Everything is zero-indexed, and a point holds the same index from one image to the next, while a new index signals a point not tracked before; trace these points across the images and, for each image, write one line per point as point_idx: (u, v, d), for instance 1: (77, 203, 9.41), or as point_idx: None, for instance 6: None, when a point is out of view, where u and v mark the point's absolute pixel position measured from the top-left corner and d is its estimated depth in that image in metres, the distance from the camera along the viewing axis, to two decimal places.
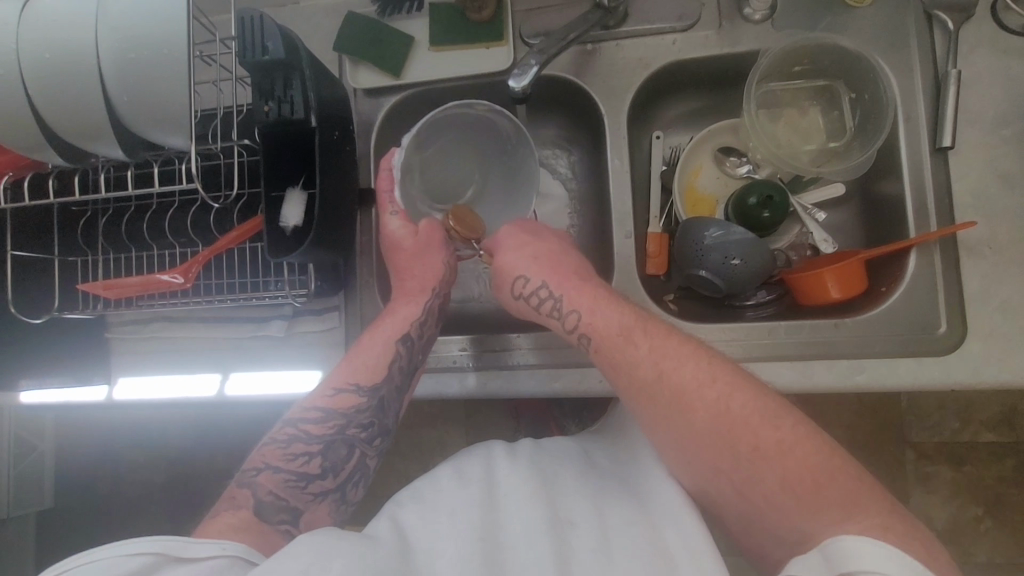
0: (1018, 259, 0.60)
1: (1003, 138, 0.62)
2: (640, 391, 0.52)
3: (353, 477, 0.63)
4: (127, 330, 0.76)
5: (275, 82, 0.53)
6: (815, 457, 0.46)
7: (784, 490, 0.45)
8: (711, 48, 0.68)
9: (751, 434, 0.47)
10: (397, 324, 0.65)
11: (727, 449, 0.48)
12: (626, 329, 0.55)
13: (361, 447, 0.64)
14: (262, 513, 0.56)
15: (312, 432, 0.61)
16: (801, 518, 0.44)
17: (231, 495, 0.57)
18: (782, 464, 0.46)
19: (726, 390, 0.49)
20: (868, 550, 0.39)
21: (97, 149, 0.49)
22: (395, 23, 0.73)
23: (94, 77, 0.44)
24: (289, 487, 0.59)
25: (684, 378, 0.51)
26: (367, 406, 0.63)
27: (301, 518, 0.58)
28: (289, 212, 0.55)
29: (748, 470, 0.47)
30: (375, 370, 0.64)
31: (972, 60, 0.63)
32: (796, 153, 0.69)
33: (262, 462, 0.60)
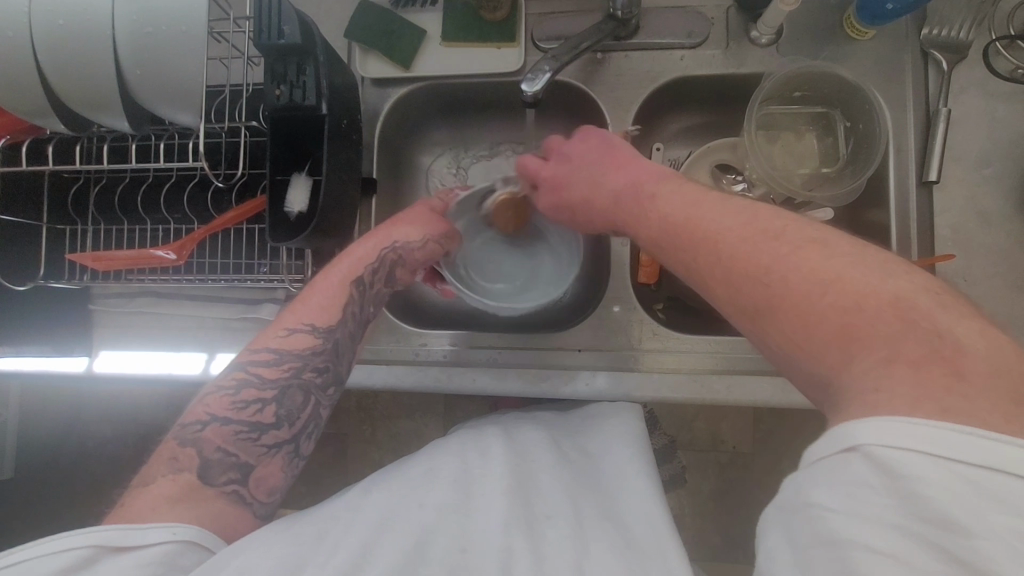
0: (989, 293, 0.64)
1: (985, 176, 0.65)
2: (650, 238, 0.51)
3: (308, 428, 0.59)
4: (112, 303, 0.75)
5: (288, 66, 0.53)
6: (877, 306, 0.35)
7: (833, 304, 0.36)
8: (718, 67, 0.70)
9: (820, 264, 0.37)
10: (356, 263, 0.64)
11: (750, 248, 0.41)
12: (661, 226, 0.49)
13: (316, 394, 0.60)
14: (206, 473, 0.52)
15: (264, 376, 0.58)
16: (824, 370, 0.36)
17: (172, 455, 0.52)
18: (838, 270, 0.37)
19: (746, 223, 0.43)
20: (900, 426, 0.30)
21: (103, 120, 0.48)
22: (408, 15, 0.73)
23: (107, 47, 0.44)
24: (239, 440, 0.54)
25: (702, 220, 0.45)
26: (322, 349, 0.60)
27: (250, 475, 0.54)
28: (294, 197, 0.55)
29: (782, 257, 0.39)
30: (333, 311, 0.61)
31: (961, 100, 0.66)
32: (791, 176, 0.71)
33: (206, 414, 0.55)
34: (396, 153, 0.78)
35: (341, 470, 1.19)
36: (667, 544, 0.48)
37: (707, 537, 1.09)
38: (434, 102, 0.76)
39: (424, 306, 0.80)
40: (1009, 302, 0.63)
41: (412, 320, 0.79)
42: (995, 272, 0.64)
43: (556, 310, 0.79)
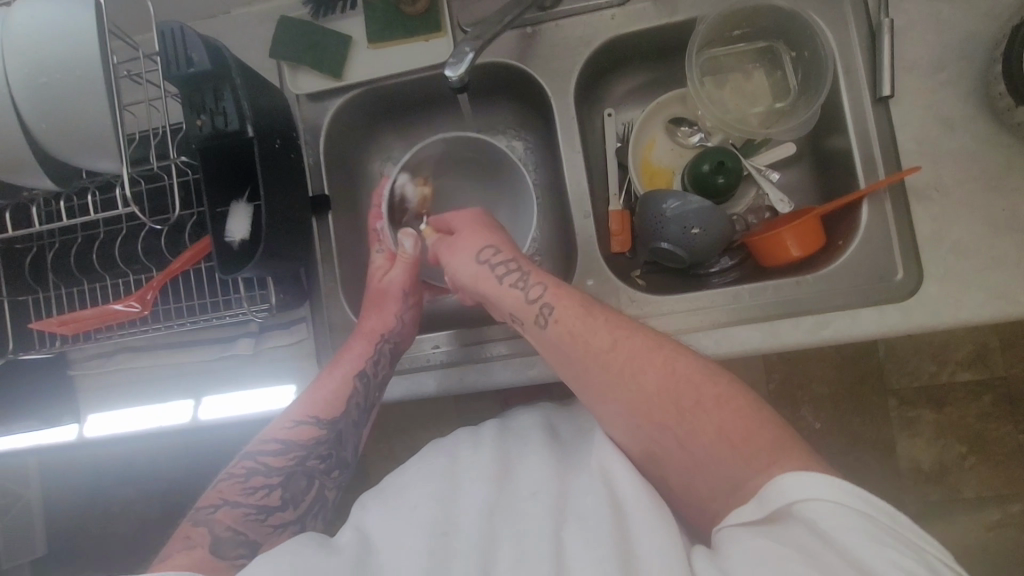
0: (965, 200, 0.62)
1: (941, 81, 0.63)
2: (585, 355, 0.53)
3: (313, 509, 0.64)
4: (91, 365, 0.75)
5: (206, 95, 0.52)
6: (731, 412, 0.48)
7: (714, 415, 0.48)
8: (650, 20, 0.68)
9: (686, 390, 0.50)
10: (350, 362, 0.66)
11: (630, 381, 0.52)
12: (614, 341, 0.53)
13: (321, 477, 0.65)
14: (219, 550, 0.56)
15: (272, 464, 0.63)
16: (731, 466, 0.46)
17: (188, 534, 0.57)
18: (692, 390, 0.50)
19: (612, 345, 0.53)
20: (812, 485, 0.41)
21: (25, 182, 0.47)
22: (330, 24, 0.71)
23: (9, 108, 0.43)
24: (248, 520, 0.59)
25: (635, 347, 0.53)
26: (325, 438, 0.65)
27: (259, 550, 0.58)
28: (236, 226, 0.54)
29: (661, 381, 0.51)
30: (332, 406, 0.65)
31: (903, 7, 0.64)
32: (744, 117, 0.70)
33: (220, 498, 0.61)
34: (347, 164, 0.76)
35: (361, 491, 1.18)
36: (642, 497, 0.46)
37: None
38: (374, 107, 0.75)
39: None
40: (987, 205, 0.61)
41: None
42: (967, 177, 0.62)
43: None
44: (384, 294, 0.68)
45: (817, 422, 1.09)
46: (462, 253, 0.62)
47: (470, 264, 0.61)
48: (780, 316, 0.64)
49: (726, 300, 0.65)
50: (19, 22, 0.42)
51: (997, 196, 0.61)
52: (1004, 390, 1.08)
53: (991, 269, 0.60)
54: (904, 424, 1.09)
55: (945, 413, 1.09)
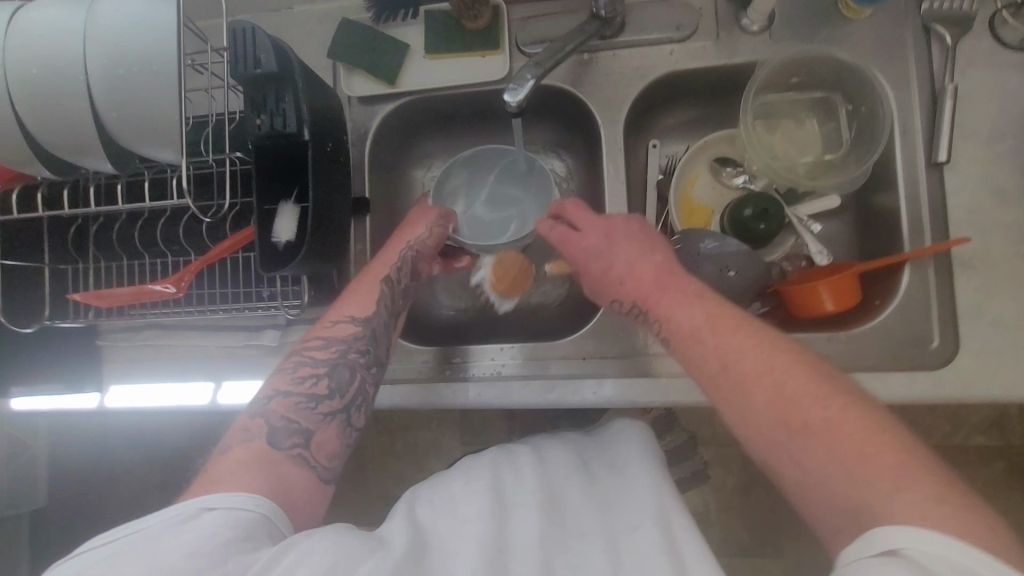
0: (1012, 274, 0.61)
1: (1000, 152, 0.62)
2: (682, 337, 0.52)
3: (360, 399, 0.60)
4: (119, 338, 0.76)
5: (267, 95, 0.53)
6: (846, 439, 0.41)
7: (811, 445, 0.43)
8: (709, 59, 0.67)
9: (803, 400, 0.44)
10: (377, 267, 0.66)
11: (738, 396, 0.47)
12: (703, 326, 0.51)
13: (363, 370, 0.60)
14: (274, 439, 0.53)
15: (318, 356, 0.60)
16: (844, 497, 0.40)
17: (245, 426, 0.54)
18: (803, 408, 0.44)
19: (717, 377, 0.49)
20: (910, 535, 0.36)
21: (86, 163, 0.48)
22: (390, 30, 0.72)
23: (83, 94, 0.44)
24: (299, 409, 0.55)
25: (734, 346, 0.49)
26: (363, 334, 0.62)
27: (312, 439, 0.55)
28: (282, 227, 0.55)
29: (769, 412, 0.45)
30: (365, 303, 0.63)
31: (969, 73, 0.63)
32: (793, 165, 0.69)
33: (272, 389, 0.57)
34: (388, 168, 0.77)
35: (359, 484, 1.19)
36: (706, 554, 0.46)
37: (735, 535, 1.07)
38: (422, 114, 0.75)
39: (426, 320, 0.79)
40: None
41: (414, 336, 0.77)
42: (1016, 252, 0.61)
43: (558, 316, 0.78)
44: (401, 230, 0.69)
45: None
46: (592, 240, 0.61)
47: (603, 272, 0.61)
48: None
49: None
50: (102, 11, 0.43)
51: None
52: None
53: None
54: None
55: None
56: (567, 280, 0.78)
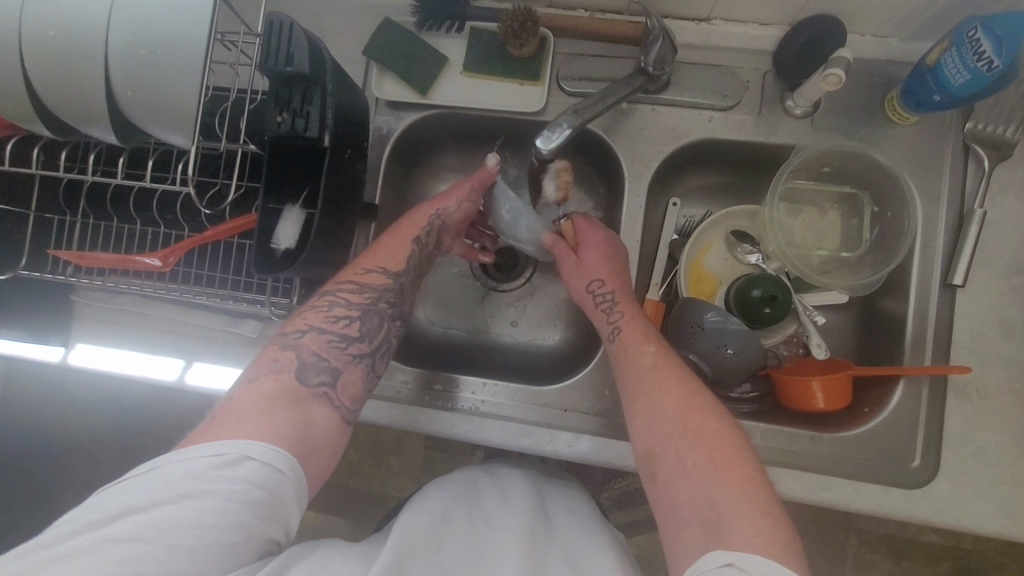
0: (1002, 409, 0.61)
1: (1013, 285, 0.62)
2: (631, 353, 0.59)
3: (384, 348, 0.61)
4: (93, 298, 0.73)
5: (294, 93, 0.50)
6: (718, 448, 0.51)
7: (694, 446, 0.51)
8: (746, 134, 0.66)
9: (715, 434, 0.52)
10: (409, 225, 0.66)
11: (664, 409, 0.54)
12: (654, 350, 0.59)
13: (390, 320, 0.62)
14: (304, 374, 0.54)
15: (351, 299, 0.60)
16: (718, 518, 0.47)
17: (274, 356, 0.55)
18: (710, 436, 0.52)
19: (651, 390, 0.56)
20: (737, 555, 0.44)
21: (90, 131, 0.46)
22: (431, 39, 0.70)
23: (99, 65, 0.41)
24: (331, 347, 0.56)
25: (676, 375, 0.56)
26: (393, 287, 0.62)
27: (338, 380, 0.56)
28: (284, 233, 0.53)
29: (667, 415, 0.54)
30: (399, 257, 0.63)
31: (999, 201, 0.62)
32: (807, 256, 0.68)
33: (304, 323, 0.57)
34: (403, 175, 0.75)
35: None
36: None
37: None
38: (448, 128, 0.73)
39: (413, 335, 0.77)
40: (1020, 420, 0.60)
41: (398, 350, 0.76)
42: (1011, 387, 0.61)
43: (546, 358, 0.76)
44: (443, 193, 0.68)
45: None
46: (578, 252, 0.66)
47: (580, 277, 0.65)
48: (787, 466, 0.62)
49: None
50: None
51: None
52: (964, 563, 1.08)
53: (1006, 485, 0.59)
54: (859, 567, 1.09)
55: (901, 568, 1.09)
56: (561, 322, 0.77)
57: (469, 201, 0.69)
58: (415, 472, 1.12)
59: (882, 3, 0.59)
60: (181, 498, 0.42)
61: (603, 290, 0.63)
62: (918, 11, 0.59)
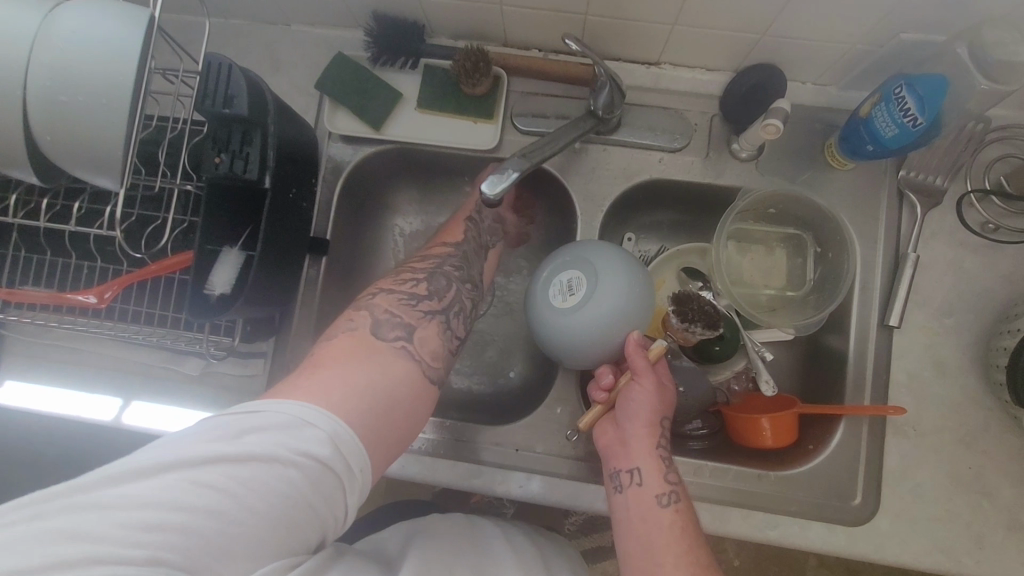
0: (937, 447, 0.63)
1: (945, 326, 0.64)
2: (672, 541, 0.50)
3: (455, 308, 0.60)
4: (24, 334, 0.69)
5: (232, 133, 0.49)
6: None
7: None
8: (695, 175, 0.68)
9: None
10: (462, 210, 0.69)
11: None
12: (697, 549, 0.49)
13: (458, 282, 0.62)
14: (379, 328, 0.53)
15: (416, 267, 0.62)
16: None
17: (349, 316, 0.54)
18: None
19: None
20: None
21: (10, 175, 0.44)
22: (386, 73, 0.69)
23: (18, 110, 0.40)
24: (402, 304, 0.56)
25: None
26: (453, 261, 0.63)
27: (414, 333, 0.54)
28: (219, 276, 0.51)
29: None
30: (458, 231, 0.67)
31: (930, 244, 0.65)
32: (754, 294, 0.69)
33: (377, 288, 0.58)
34: (358, 208, 0.74)
35: None
36: None
37: None
38: (404, 162, 0.73)
39: None
40: (955, 458, 0.62)
41: None
42: (945, 426, 0.63)
43: (500, 393, 0.76)
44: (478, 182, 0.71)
45: (738, 560, 1.14)
46: (642, 399, 0.55)
47: (635, 424, 0.55)
48: (734, 505, 0.63)
49: (687, 472, 0.65)
50: (55, 28, 0.39)
51: (966, 453, 0.62)
52: None
53: (940, 521, 0.61)
54: None
55: None
56: (516, 356, 0.77)
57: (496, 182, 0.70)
58: (378, 502, 1.10)
59: (819, 55, 0.62)
60: (264, 462, 0.40)
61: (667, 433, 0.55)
62: (852, 63, 0.62)
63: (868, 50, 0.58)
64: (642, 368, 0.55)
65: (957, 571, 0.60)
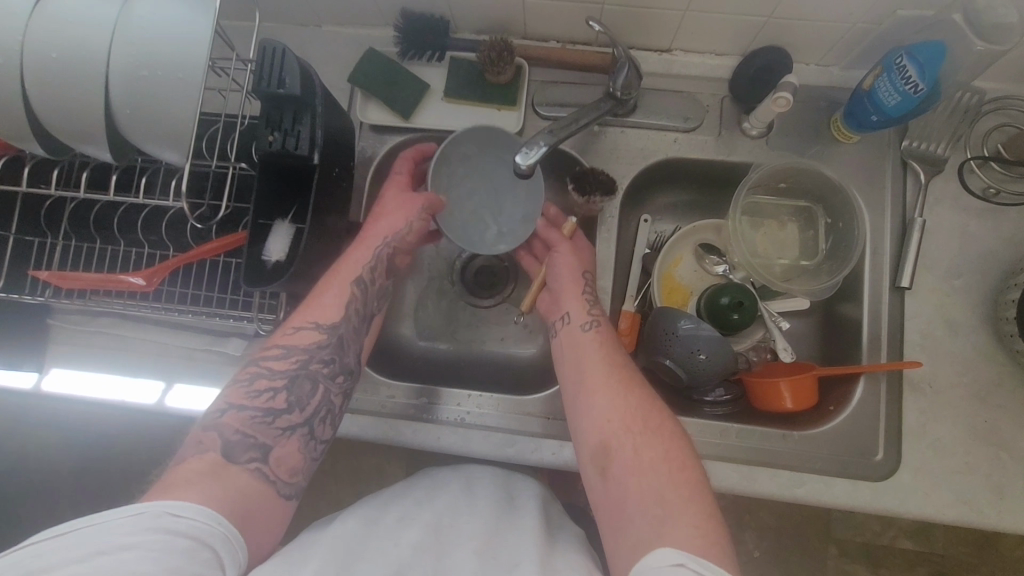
0: (953, 403, 0.65)
1: (954, 286, 0.67)
2: (594, 355, 0.61)
3: (321, 412, 0.59)
4: (71, 321, 0.72)
5: (284, 114, 0.53)
6: (674, 450, 0.53)
7: (651, 442, 0.54)
8: (708, 153, 0.72)
9: (658, 424, 0.55)
10: (345, 267, 0.63)
11: (619, 402, 0.57)
12: (611, 358, 0.61)
13: (327, 381, 0.60)
14: (230, 453, 0.52)
15: (275, 366, 0.58)
16: (639, 503, 0.50)
17: (196, 439, 0.52)
18: (656, 432, 0.55)
19: (607, 389, 0.58)
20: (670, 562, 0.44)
21: (85, 150, 0.48)
22: (413, 67, 0.74)
23: (100, 87, 0.43)
24: (256, 423, 0.54)
25: (630, 379, 0.59)
26: (325, 343, 0.60)
27: (269, 454, 0.54)
28: (276, 245, 0.56)
29: (632, 408, 0.56)
30: (333, 311, 0.61)
31: (935, 210, 0.69)
32: (770, 265, 0.72)
33: (225, 402, 0.55)
34: None
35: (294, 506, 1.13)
36: None
37: None
38: None
39: (398, 353, 0.78)
40: (971, 413, 0.65)
41: (385, 368, 0.76)
42: (960, 382, 0.65)
43: (526, 371, 0.78)
44: (379, 218, 0.66)
45: (757, 551, 1.15)
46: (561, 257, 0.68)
47: (557, 273, 0.67)
48: (761, 465, 0.65)
49: (714, 435, 0.67)
50: (137, 13, 0.43)
51: (982, 408, 0.65)
52: (937, 568, 1.14)
53: (961, 474, 0.63)
54: None
55: None
56: (541, 334, 0.79)
57: (419, 222, 0.67)
58: None
59: (822, 36, 0.66)
60: (94, 553, 0.39)
61: (590, 284, 0.67)
62: (853, 42, 0.66)
63: (869, 28, 0.63)
64: (556, 239, 0.68)
65: (979, 522, 0.62)
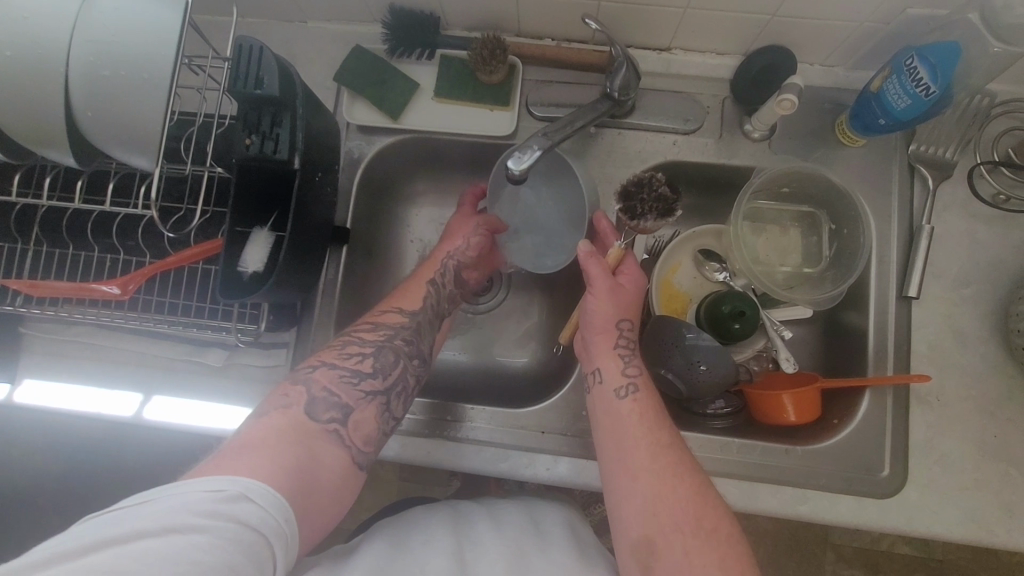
0: (961, 416, 0.63)
1: (963, 296, 0.65)
2: (634, 432, 0.56)
3: (399, 386, 0.59)
4: (43, 331, 0.69)
5: (263, 115, 0.50)
6: (732, 557, 0.50)
7: (706, 547, 0.50)
8: (709, 156, 0.69)
9: (710, 519, 0.52)
10: (422, 272, 0.69)
11: (665, 497, 0.52)
12: (654, 438, 0.56)
13: (406, 357, 0.61)
14: (314, 409, 0.53)
15: (364, 336, 0.60)
16: None
17: (285, 391, 0.53)
18: (708, 529, 0.51)
19: (649, 479, 0.53)
20: None
21: (48, 156, 0.45)
22: (402, 65, 0.71)
23: (59, 88, 0.40)
24: (343, 383, 0.56)
25: (676, 461, 0.54)
26: (409, 326, 0.63)
27: (349, 418, 0.54)
28: (252, 255, 0.53)
29: (678, 504, 0.52)
30: (416, 298, 0.66)
31: (943, 216, 0.66)
32: (772, 272, 0.70)
33: (317, 359, 0.57)
34: (376, 200, 0.75)
35: None
36: None
37: None
38: (421, 152, 0.74)
39: None
40: (980, 426, 0.62)
41: None
42: (969, 395, 0.63)
43: (520, 381, 0.75)
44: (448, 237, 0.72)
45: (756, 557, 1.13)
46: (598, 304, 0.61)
47: (593, 322, 0.62)
48: (762, 481, 0.63)
49: (714, 449, 0.64)
50: (98, 8, 0.40)
51: (991, 422, 0.62)
52: None
53: (970, 490, 0.61)
54: None
55: None
56: (535, 343, 0.77)
57: (478, 237, 0.71)
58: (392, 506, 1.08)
59: (829, 35, 0.63)
60: (167, 530, 0.37)
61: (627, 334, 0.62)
62: (860, 42, 0.63)
63: (877, 27, 0.60)
64: (599, 273, 0.61)
65: (988, 540, 0.60)
